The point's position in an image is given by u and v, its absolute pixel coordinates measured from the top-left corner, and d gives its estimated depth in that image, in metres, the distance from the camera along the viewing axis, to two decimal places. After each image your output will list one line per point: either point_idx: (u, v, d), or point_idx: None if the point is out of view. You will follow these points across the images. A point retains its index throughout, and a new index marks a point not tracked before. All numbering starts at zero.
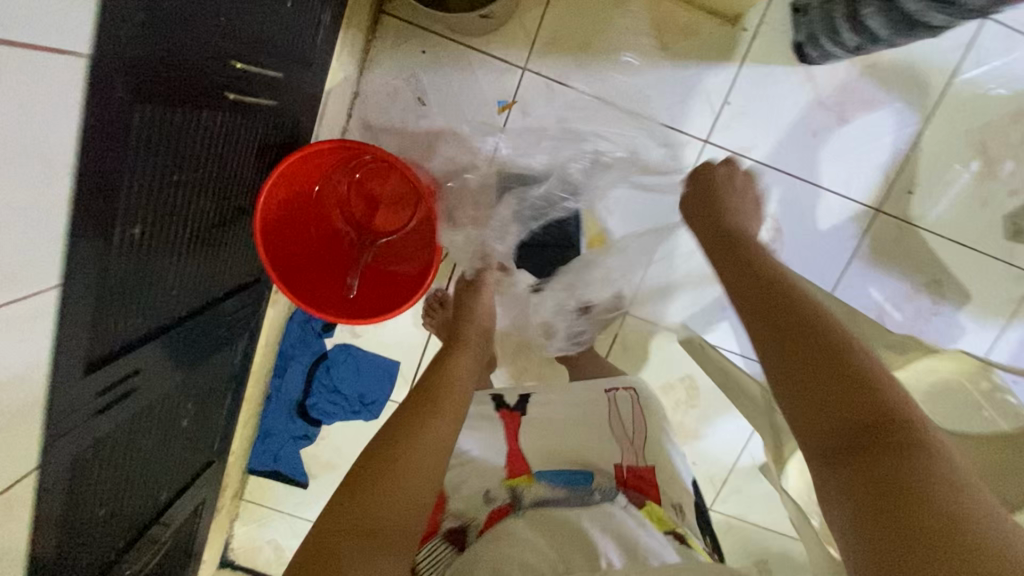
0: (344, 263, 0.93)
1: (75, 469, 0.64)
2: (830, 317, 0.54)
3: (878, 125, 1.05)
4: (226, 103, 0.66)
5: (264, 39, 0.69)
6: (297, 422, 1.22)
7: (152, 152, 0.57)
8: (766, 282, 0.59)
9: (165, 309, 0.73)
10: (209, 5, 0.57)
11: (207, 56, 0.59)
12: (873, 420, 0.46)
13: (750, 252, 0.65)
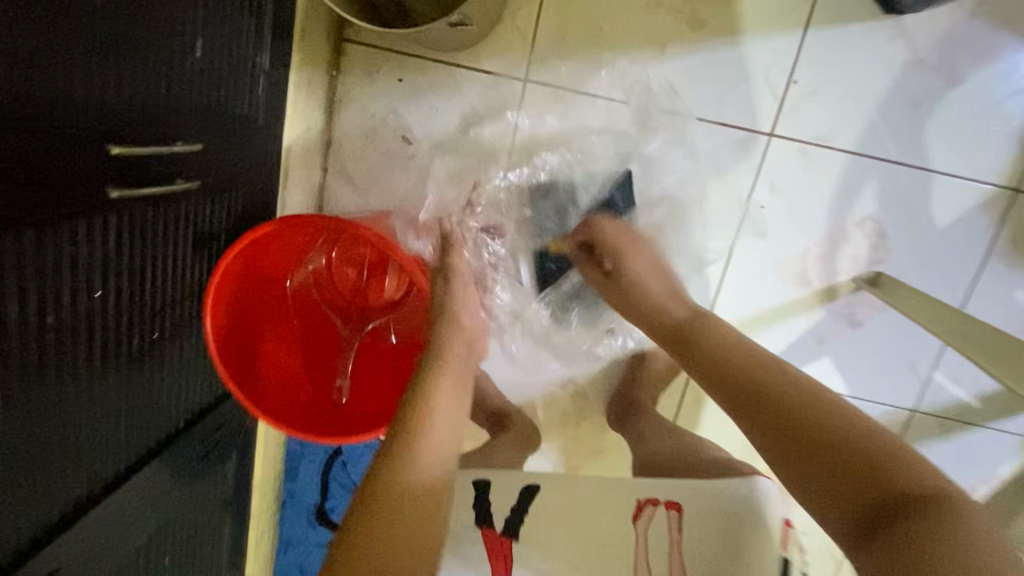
0: (330, 361, 0.74)
1: None
2: (802, 390, 0.48)
3: (1001, 78, 0.79)
4: (116, 202, 0.49)
5: (167, 106, 0.52)
6: (319, 528, 1.04)
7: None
8: (746, 389, 0.50)
9: (99, 467, 0.57)
10: (37, 82, 0.40)
11: (59, 148, 0.42)
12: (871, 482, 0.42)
13: (705, 348, 0.56)
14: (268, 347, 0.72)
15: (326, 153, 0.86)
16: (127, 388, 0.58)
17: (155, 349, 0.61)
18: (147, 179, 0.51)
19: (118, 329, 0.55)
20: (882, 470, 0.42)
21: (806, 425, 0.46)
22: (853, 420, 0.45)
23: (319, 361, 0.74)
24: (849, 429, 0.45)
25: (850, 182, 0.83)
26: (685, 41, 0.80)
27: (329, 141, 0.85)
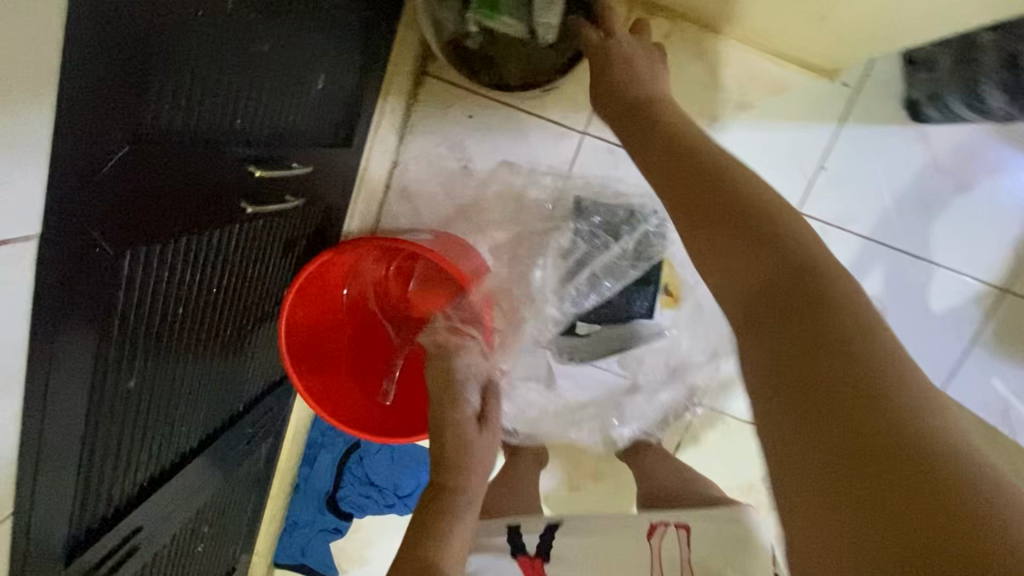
0: (379, 364, 0.81)
1: None
2: (871, 313, 0.38)
3: (1007, 191, 0.89)
4: (247, 216, 0.55)
5: (296, 132, 0.58)
6: (327, 515, 1.10)
7: (150, 291, 0.48)
8: (748, 213, 0.44)
9: (178, 444, 0.63)
10: (216, 118, 0.47)
11: (222, 173, 0.49)
12: (860, 448, 0.32)
13: (701, 159, 0.49)
14: (327, 350, 0.79)
15: (391, 171, 0.93)
16: (211, 375, 0.64)
17: (235, 339, 0.66)
18: (273, 196, 0.57)
19: (217, 318, 0.61)
20: (915, 421, 0.32)
21: (871, 357, 0.35)
22: (923, 400, 0.33)
23: (368, 363, 0.81)
24: (874, 368, 0.34)
25: (861, 265, 0.93)
26: (733, 120, 0.89)
27: (396, 161, 0.92)
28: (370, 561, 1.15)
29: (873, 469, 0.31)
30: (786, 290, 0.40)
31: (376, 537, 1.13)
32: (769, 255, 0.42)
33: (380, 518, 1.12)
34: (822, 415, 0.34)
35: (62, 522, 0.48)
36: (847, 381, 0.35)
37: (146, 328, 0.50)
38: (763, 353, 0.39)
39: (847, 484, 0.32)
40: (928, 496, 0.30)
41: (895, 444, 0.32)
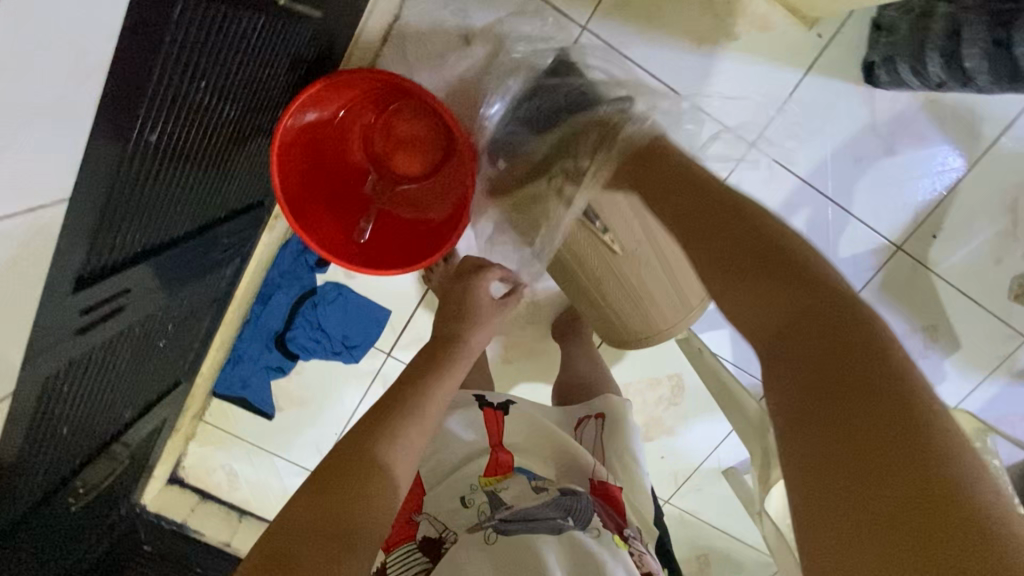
0: (358, 203, 0.87)
1: (47, 391, 0.58)
2: (835, 315, 0.45)
3: (922, 163, 1.04)
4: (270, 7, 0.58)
5: None
6: (273, 353, 1.16)
7: (182, 48, 0.51)
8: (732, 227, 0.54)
9: (167, 227, 0.66)
10: None
11: None
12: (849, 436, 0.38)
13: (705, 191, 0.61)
14: (310, 177, 0.83)
15: (391, 25, 0.93)
16: (207, 168, 0.67)
17: (235, 141, 0.70)
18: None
19: (226, 112, 0.64)
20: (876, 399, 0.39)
21: (842, 355, 0.42)
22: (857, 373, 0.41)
23: (348, 202, 0.87)
24: (843, 362, 0.42)
25: (792, 204, 1.06)
26: (717, 50, 0.96)
27: (398, 15, 0.92)
28: (307, 402, 1.23)
29: (837, 427, 0.39)
30: (794, 300, 0.46)
31: (316, 380, 1.21)
32: (760, 244, 0.52)
33: (323, 365, 1.20)
34: (822, 354, 0.42)
35: (79, 258, 0.51)
36: (849, 353, 0.41)
37: (174, 90, 0.53)
38: (797, 351, 0.44)
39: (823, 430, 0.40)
40: (919, 489, 0.35)
41: (818, 376, 0.42)
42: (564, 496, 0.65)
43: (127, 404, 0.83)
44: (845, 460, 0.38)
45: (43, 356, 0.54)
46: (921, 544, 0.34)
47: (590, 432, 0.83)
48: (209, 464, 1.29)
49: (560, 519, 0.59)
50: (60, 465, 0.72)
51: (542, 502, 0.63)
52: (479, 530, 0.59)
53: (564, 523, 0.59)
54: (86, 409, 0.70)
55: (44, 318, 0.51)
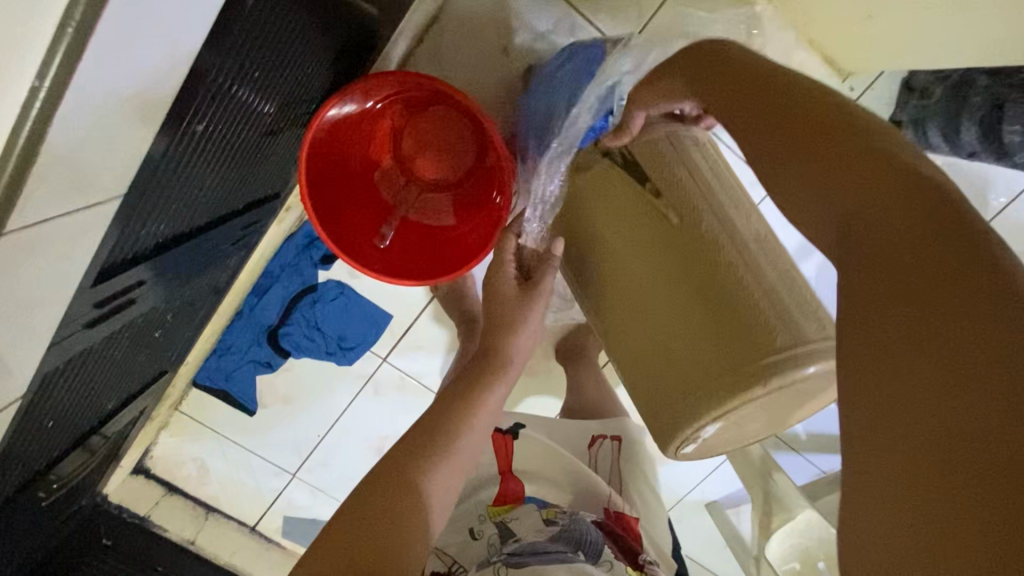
0: (381, 207, 0.84)
1: (42, 386, 0.54)
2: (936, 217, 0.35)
3: None
4: None
5: None
6: (263, 347, 1.11)
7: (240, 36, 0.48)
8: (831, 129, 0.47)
9: (188, 217, 0.62)
10: None
11: None
12: (912, 344, 0.32)
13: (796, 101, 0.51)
14: (334, 176, 0.79)
15: (429, 26, 0.90)
16: (238, 159, 0.63)
17: (269, 133, 0.66)
18: None
19: (266, 102, 0.61)
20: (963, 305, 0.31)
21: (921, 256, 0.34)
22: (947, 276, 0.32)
23: (371, 205, 0.84)
24: (928, 265, 0.33)
25: (806, 249, 1.07)
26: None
27: (437, 17, 0.89)
28: (292, 401, 1.18)
29: (918, 350, 0.31)
30: (892, 209, 0.37)
31: (305, 379, 1.16)
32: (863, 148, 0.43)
33: (313, 364, 1.15)
34: (908, 253, 0.35)
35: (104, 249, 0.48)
36: (960, 277, 0.32)
37: (216, 73, 0.50)
38: (874, 258, 0.36)
39: (878, 341, 0.33)
40: (981, 423, 0.28)
41: (888, 279, 0.35)
42: (569, 523, 0.63)
43: (111, 395, 0.78)
44: (928, 377, 0.30)
45: (46, 351, 0.49)
46: (1001, 505, 0.26)
47: (606, 454, 0.82)
48: (179, 456, 1.22)
49: (569, 554, 0.57)
50: (37, 459, 0.67)
51: (549, 533, 0.61)
52: (489, 569, 0.58)
53: (575, 557, 0.57)
54: (74, 402, 0.65)
55: (54, 313, 0.47)
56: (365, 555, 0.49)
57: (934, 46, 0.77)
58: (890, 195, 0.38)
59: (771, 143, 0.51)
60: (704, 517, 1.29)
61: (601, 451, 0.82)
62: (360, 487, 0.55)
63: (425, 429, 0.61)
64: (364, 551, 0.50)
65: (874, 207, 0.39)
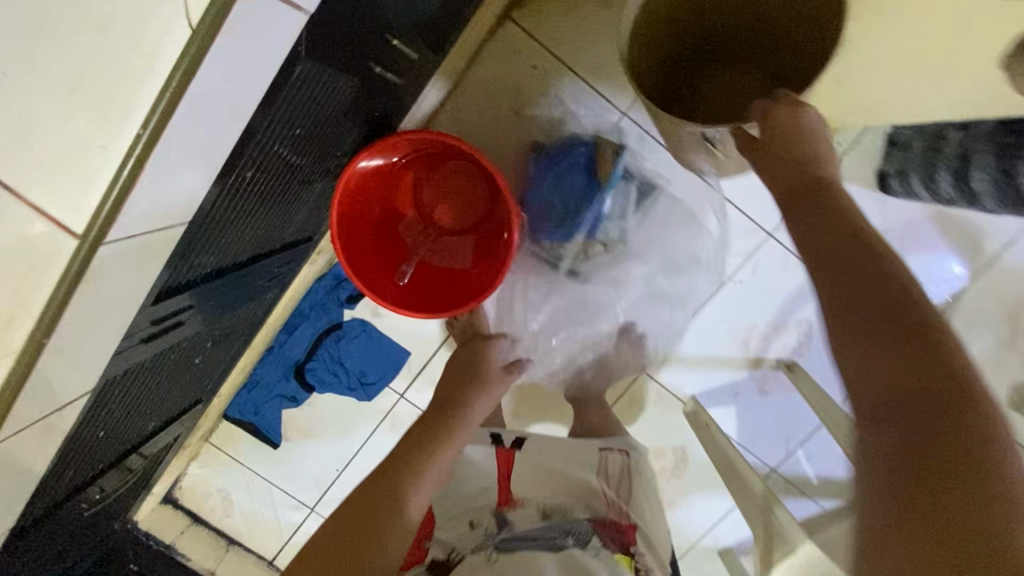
0: (400, 250, 0.93)
1: (99, 393, 0.62)
2: (948, 344, 0.49)
3: (930, 268, 1.10)
4: (362, 72, 0.67)
5: (417, 25, 0.68)
6: (290, 382, 1.19)
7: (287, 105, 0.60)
8: (867, 250, 0.53)
9: (232, 253, 0.72)
10: None
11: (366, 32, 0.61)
12: (934, 467, 0.45)
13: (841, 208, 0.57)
14: (363, 221, 0.89)
15: (449, 93, 1.02)
16: (277, 205, 0.73)
17: (306, 181, 0.76)
18: (386, 67, 0.70)
19: (306, 154, 0.71)
20: (967, 455, 0.45)
21: (934, 405, 0.47)
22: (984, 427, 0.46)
23: (392, 248, 0.93)
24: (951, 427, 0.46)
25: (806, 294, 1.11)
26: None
27: (457, 85, 1.01)
28: (314, 435, 1.24)
29: (943, 490, 0.44)
30: (918, 359, 0.49)
31: (327, 414, 1.23)
32: (886, 269, 0.52)
33: (335, 399, 1.22)
34: (918, 390, 0.48)
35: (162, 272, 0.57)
36: (958, 425, 0.46)
37: (264, 129, 0.60)
38: (878, 366, 0.50)
39: (924, 474, 0.45)
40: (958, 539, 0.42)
41: (921, 425, 0.47)
42: (559, 521, 0.73)
43: (153, 416, 0.86)
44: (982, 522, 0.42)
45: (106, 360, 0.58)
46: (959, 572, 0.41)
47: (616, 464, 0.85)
48: (206, 487, 1.28)
49: (557, 541, 0.68)
50: (86, 467, 0.75)
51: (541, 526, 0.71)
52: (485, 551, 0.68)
53: (564, 542, 0.68)
54: (123, 415, 0.73)
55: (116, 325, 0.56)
56: (337, 559, 0.64)
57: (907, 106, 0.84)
58: (914, 354, 0.49)
59: (845, 255, 0.54)
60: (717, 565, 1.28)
61: (609, 459, 0.86)
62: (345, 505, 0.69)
63: (415, 447, 0.77)
64: (337, 556, 0.64)
65: (850, 312, 0.52)
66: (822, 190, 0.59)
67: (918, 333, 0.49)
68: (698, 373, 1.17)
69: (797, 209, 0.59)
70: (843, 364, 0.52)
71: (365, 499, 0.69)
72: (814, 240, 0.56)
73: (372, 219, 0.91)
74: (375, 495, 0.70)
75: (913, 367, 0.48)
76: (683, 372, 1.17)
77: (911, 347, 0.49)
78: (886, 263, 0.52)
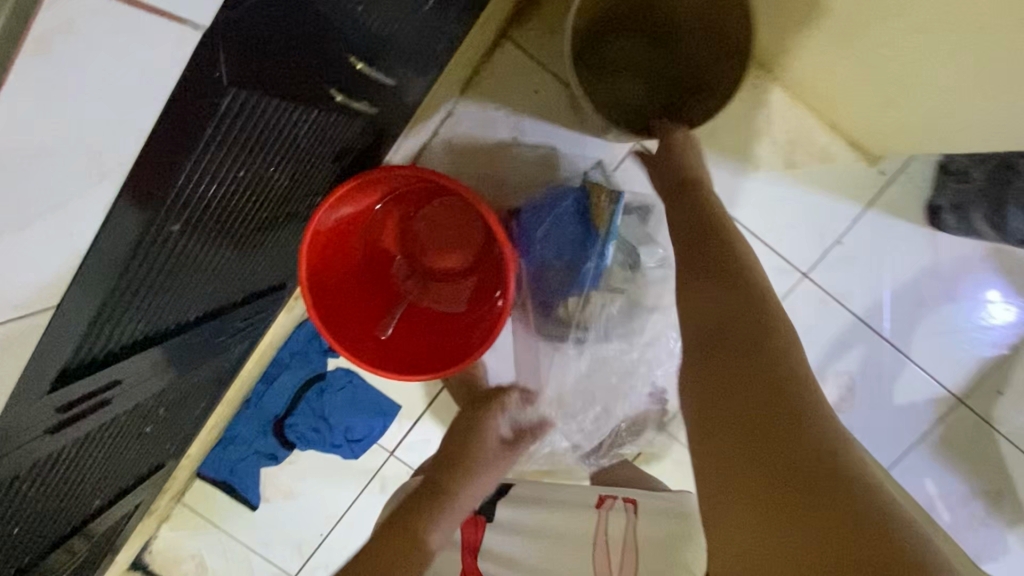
0: (384, 298, 0.82)
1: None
2: (803, 394, 0.45)
3: (989, 311, 0.96)
4: (329, 101, 0.57)
5: (394, 45, 0.58)
6: (269, 438, 1.08)
7: (231, 145, 0.49)
8: (717, 324, 0.52)
9: (177, 314, 0.61)
10: (344, 9, 0.48)
11: (328, 55, 0.51)
12: (810, 525, 0.39)
13: (748, 279, 0.56)
14: (340, 267, 0.78)
15: (442, 122, 0.92)
16: (231, 256, 0.63)
17: (266, 227, 0.65)
18: (358, 95, 0.60)
19: (262, 198, 0.60)
20: (828, 506, 0.39)
21: (796, 453, 0.42)
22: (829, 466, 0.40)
23: (375, 297, 0.82)
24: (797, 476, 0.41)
25: (845, 341, 0.98)
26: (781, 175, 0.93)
27: (451, 112, 0.92)
28: (295, 496, 1.12)
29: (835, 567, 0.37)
30: (761, 405, 0.45)
31: (310, 473, 1.11)
32: (742, 333, 0.51)
33: (319, 457, 1.10)
34: (760, 446, 0.43)
35: (69, 349, 0.46)
36: (808, 480, 0.40)
37: (202, 178, 0.49)
38: (724, 435, 0.45)
39: (791, 547, 0.39)
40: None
41: (771, 478, 0.42)
42: None
43: (97, 493, 0.75)
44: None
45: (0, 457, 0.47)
46: None
47: (620, 519, 0.72)
48: (179, 552, 1.17)
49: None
50: (4, 565, 0.63)
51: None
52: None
53: None
54: (47, 504, 0.62)
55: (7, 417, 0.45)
56: None
57: (971, 131, 0.71)
58: (756, 396, 0.45)
59: (688, 329, 0.55)
60: None
61: (609, 518, 0.72)
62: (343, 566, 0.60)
63: (407, 519, 0.64)
64: None
65: (704, 384, 0.49)
66: (740, 278, 0.56)
67: (773, 384, 0.46)
68: None
69: (693, 293, 0.57)
70: (699, 425, 0.48)
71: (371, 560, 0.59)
72: (695, 312, 0.56)
73: (354, 265, 0.80)
74: (382, 554, 0.60)
75: (751, 421, 0.44)
76: None
77: (758, 409, 0.45)
78: (782, 337, 0.50)
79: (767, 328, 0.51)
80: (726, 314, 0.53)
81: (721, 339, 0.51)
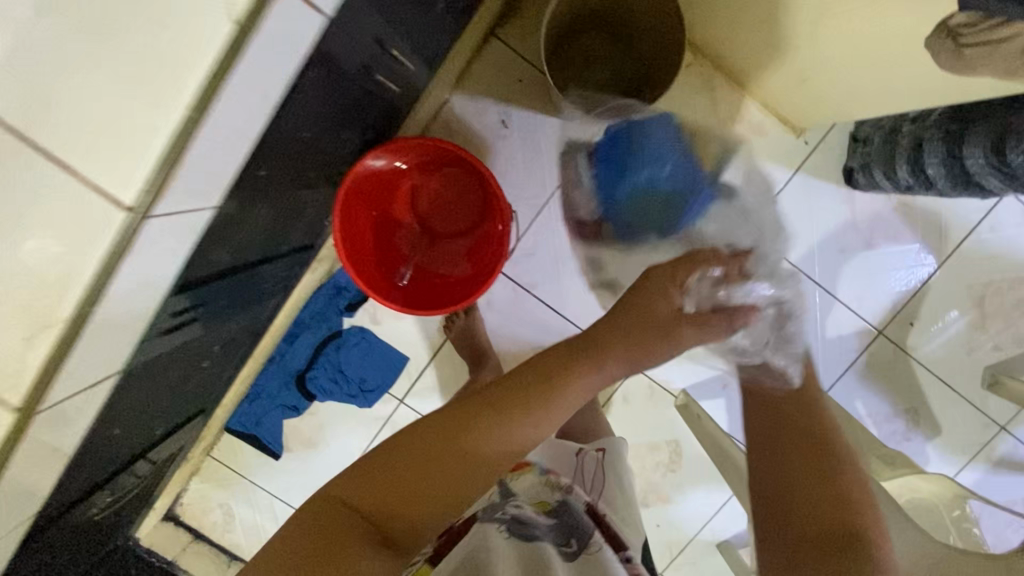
0: (400, 253, 0.98)
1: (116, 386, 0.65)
2: (852, 535, 0.53)
3: (899, 256, 1.16)
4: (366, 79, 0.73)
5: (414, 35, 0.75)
6: (292, 391, 1.21)
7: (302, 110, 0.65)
8: (820, 474, 0.56)
9: (244, 255, 0.76)
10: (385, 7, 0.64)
11: (371, 41, 0.67)
12: None
13: (804, 418, 0.61)
14: (364, 225, 0.94)
15: (441, 107, 1.08)
16: (285, 208, 0.78)
17: (310, 185, 0.80)
18: (386, 75, 0.77)
19: (312, 158, 0.76)
20: None
21: None
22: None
23: (393, 251, 0.97)
24: None
25: None
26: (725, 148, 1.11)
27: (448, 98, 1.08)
28: (315, 444, 1.26)
29: None
30: (835, 557, 0.52)
31: (328, 423, 1.25)
32: (821, 480, 0.57)
33: (336, 407, 1.24)
34: None
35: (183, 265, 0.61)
36: None
37: (279, 136, 0.64)
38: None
39: None
40: None
41: None
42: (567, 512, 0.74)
43: (161, 420, 0.88)
44: None
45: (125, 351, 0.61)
46: None
47: (591, 463, 0.90)
48: (207, 503, 1.28)
49: (562, 544, 0.67)
50: (99, 468, 0.77)
51: (547, 518, 0.71)
52: (497, 522, 0.67)
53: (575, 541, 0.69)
54: (136, 414, 0.76)
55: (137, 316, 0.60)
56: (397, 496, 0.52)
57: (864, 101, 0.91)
58: (817, 543, 0.53)
59: (787, 462, 0.59)
60: (716, 558, 1.31)
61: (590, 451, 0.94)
62: (402, 436, 0.55)
63: (507, 417, 0.56)
64: (404, 486, 0.53)
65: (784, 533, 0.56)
66: (802, 398, 0.63)
67: (830, 542, 0.53)
68: (687, 366, 1.22)
69: (768, 411, 0.62)
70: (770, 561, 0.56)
71: (449, 434, 0.54)
72: (764, 418, 0.62)
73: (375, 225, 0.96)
74: (462, 430, 0.55)
75: (826, 540, 0.53)
76: (672, 367, 1.22)
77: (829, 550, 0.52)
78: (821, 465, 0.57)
79: (845, 469, 0.57)
80: (821, 453, 0.58)
81: (808, 492, 0.56)
